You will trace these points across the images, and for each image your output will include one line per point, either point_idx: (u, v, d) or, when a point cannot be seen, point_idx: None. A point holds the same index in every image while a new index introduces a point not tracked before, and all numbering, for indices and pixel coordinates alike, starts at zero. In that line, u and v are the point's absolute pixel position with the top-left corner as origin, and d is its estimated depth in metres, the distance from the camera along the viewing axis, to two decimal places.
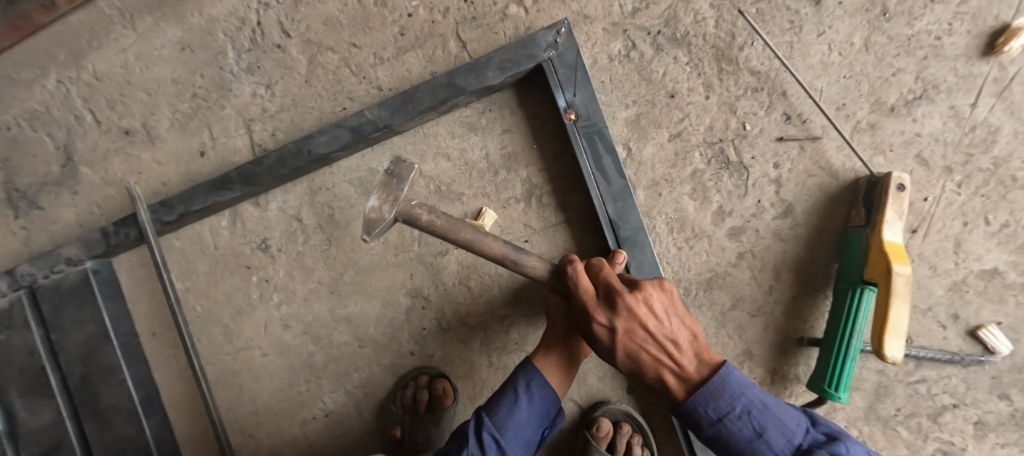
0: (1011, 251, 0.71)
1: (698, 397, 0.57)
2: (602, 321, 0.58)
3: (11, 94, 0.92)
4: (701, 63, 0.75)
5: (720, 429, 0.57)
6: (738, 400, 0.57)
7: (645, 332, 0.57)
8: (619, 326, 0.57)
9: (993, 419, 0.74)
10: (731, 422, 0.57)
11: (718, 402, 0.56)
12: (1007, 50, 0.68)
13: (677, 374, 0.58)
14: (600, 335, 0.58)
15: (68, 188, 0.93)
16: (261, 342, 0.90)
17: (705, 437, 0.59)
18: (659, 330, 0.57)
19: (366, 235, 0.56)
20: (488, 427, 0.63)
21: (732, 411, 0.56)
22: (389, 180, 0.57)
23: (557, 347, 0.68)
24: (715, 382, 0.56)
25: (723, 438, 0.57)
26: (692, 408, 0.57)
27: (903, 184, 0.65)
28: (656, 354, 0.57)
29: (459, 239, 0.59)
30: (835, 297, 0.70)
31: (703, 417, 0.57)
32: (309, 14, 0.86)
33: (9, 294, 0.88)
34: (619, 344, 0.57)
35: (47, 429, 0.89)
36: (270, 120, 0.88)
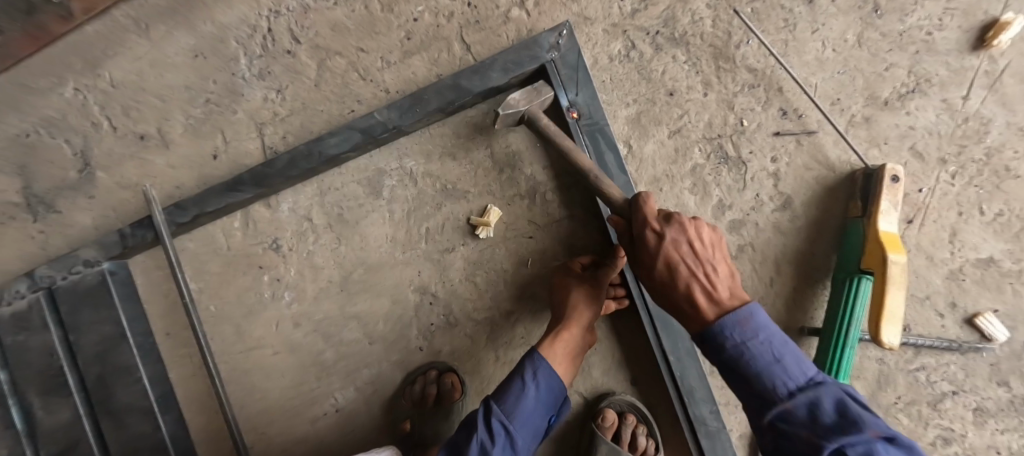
0: (1006, 240, 0.73)
1: (727, 320, 0.50)
2: (653, 226, 0.55)
3: (28, 102, 0.95)
4: (699, 61, 0.77)
5: (739, 350, 0.49)
6: (764, 330, 0.50)
7: (690, 249, 0.54)
8: (669, 235, 0.54)
9: (993, 405, 0.75)
10: (753, 347, 0.49)
11: (745, 328, 0.50)
12: (996, 44, 0.71)
13: (712, 303, 0.52)
14: (646, 242, 0.56)
15: (84, 193, 0.96)
16: (273, 340, 0.92)
17: (722, 369, 0.51)
18: (704, 256, 0.54)
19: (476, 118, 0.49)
20: (496, 413, 0.64)
21: (756, 338, 0.49)
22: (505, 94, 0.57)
23: (563, 335, 0.71)
24: (748, 311, 0.50)
25: (741, 363, 0.49)
26: (716, 330, 0.50)
27: (897, 175, 0.68)
28: (697, 275, 0.53)
29: None
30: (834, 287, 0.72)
31: (725, 341, 0.50)
32: (317, 20, 0.89)
33: (30, 296, 0.91)
34: (663, 251, 0.54)
35: (64, 428, 0.91)
36: (280, 124, 0.90)
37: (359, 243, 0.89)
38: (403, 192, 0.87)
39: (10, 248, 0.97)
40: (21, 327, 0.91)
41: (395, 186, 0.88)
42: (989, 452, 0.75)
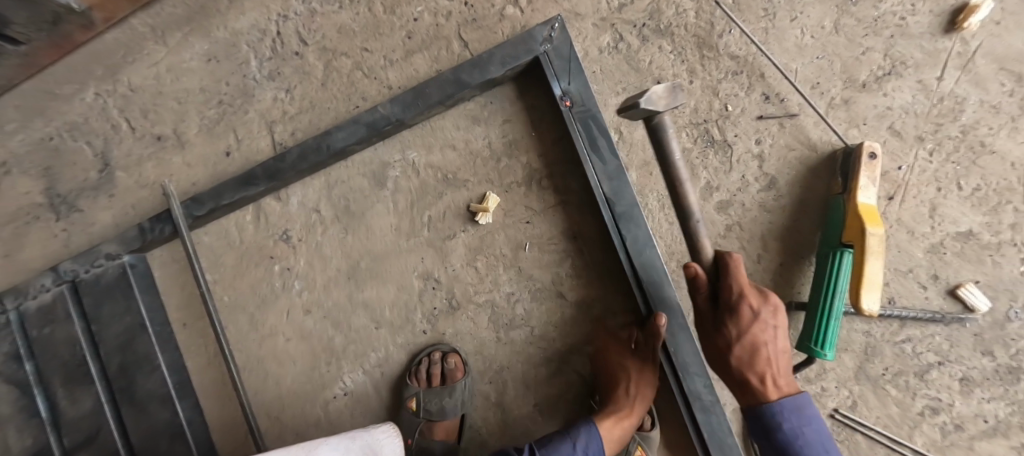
0: (984, 213, 0.76)
1: (787, 404, 0.63)
2: (753, 304, 0.63)
3: (53, 107, 1.01)
4: (684, 51, 0.81)
5: (791, 435, 0.63)
6: (811, 419, 0.64)
7: (772, 333, 0.64)
8: (759, 319, 0.63)
9: (978, 375, 0.77)
10: (806, 432, 0.63)
11: (798, 416, 0.63)
12: (967, 26, 0.74)
13: (775, 385, 0.65)
14: (737, 319, 0.64)
15: (105, 192, 1.01)
16: (285, 328, 0.96)
17: (773, 444, 0.64)
18: (779, 342, 0.65)
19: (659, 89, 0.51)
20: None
21: (807, 424, 0.63)
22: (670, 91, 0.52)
23: (620, 420, 0.79)
24: (801, 398, 0.64)
25: (791, 446, 0.63)
26: (778, 411, 0.63)
27: (874, 152, 0.72)
28: (771, 358, 0.64)
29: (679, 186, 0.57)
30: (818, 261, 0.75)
31: (780, 424, 0.63)
32: (324, 23, 0.94)
33: (54, 289, 0.96)
34: (755, 331, 0.63)
35: (87, 416, 0.95)
36: (290, 121, 0.95)
37: (366, 232, 0.93)
38: (406, 182, 0.92)
39: (35, 246, 1.02)
40: (48, 320, 0.96)
41: (399, 177, 0.92)
42: (976, 420, 0.77)
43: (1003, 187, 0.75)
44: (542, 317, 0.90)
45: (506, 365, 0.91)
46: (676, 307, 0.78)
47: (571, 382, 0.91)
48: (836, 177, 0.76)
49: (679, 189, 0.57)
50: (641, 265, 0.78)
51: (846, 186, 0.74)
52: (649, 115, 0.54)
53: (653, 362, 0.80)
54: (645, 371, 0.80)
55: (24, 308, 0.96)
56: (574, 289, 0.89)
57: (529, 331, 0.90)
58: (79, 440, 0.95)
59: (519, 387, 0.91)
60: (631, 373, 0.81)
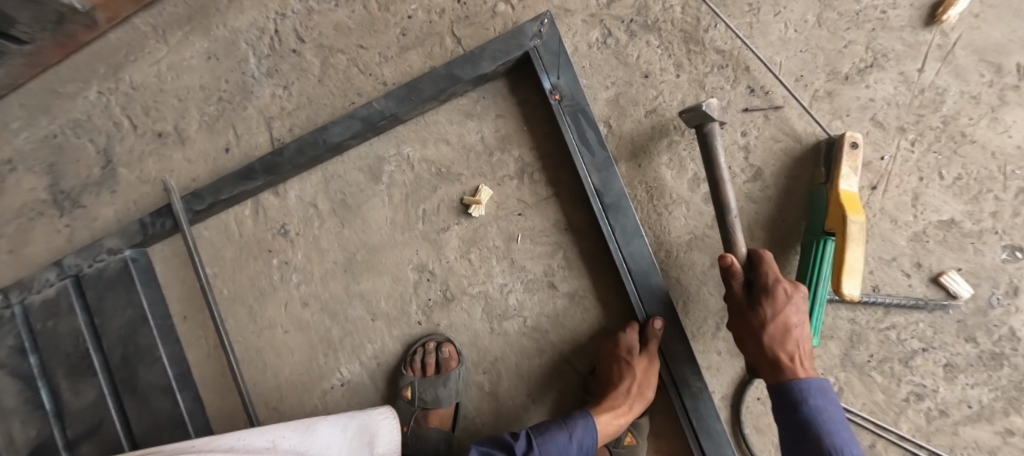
0: (966, 202, 0.77)
1: (813, 383, 0.67)
2: (787, 287, 0.68)
3: (57, 106, 1.04)
4: (671, 46, 0.83)
5: (816, 410, 0.65)
6: (831, 401, 0.67)
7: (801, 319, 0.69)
8: (791, 302, 0.68)
9: (962, 361, 0.79)
10: (827, 411, 0.66)
11: (822, 396, 0.67)
12: (946, 19, 0.76)
13: (803, 366, 0.68)
14: (772, 299, 0.68)
15: (108, 188, 1.04)
16: (283, 320, 0.98)
17: (797, 420, 0.66)
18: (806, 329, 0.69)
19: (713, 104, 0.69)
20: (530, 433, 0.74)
21: (828, 404, 0.66)
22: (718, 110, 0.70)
23: (615, 414, 0.78)
24: (822, 381, 0.68)
25: (817, 421, 0.65)
26: (806, 387, 0.66)
27: (856, 142, 0.74)
28: (801, 340, 0.68)
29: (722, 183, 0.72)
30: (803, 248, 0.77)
31: (806, 399, 0.66)
32: (320, 21, 0.96)
33: (58, 283, 0.98)
34: (789, 310, 0.67)
35: (89, 407, 0.97)
36: (288, 117, 0.98)
37: (362, 225, 0.95)
38: (401, 176, 0.94)
39: (40, 242, 1.05)
40: (52, 313, 0.98)
41: (394, 171, 0.94)
42: (961, 406, 0.79)
43: (984, 176, 0.77)
44: (535, 308, 0.91)
45: (499, 355, 0.93)
46: (664, 296, 0.81)
47: (563, 372, 0.92)
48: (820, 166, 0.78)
49: (721, 184, 0.71)
50: (628, 255, 0.80)
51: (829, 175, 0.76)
52: (702, 123, 0.71)
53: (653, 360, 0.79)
54: (644, 370, 0.79)
55: (28, 302, 0.98)
56: (566, 279, 0.91)
57: (521, 321, 0.92)
58: (82, 431, 0.97)
59: (512, 377, 0.93)
60: (631, 371, 0.78)
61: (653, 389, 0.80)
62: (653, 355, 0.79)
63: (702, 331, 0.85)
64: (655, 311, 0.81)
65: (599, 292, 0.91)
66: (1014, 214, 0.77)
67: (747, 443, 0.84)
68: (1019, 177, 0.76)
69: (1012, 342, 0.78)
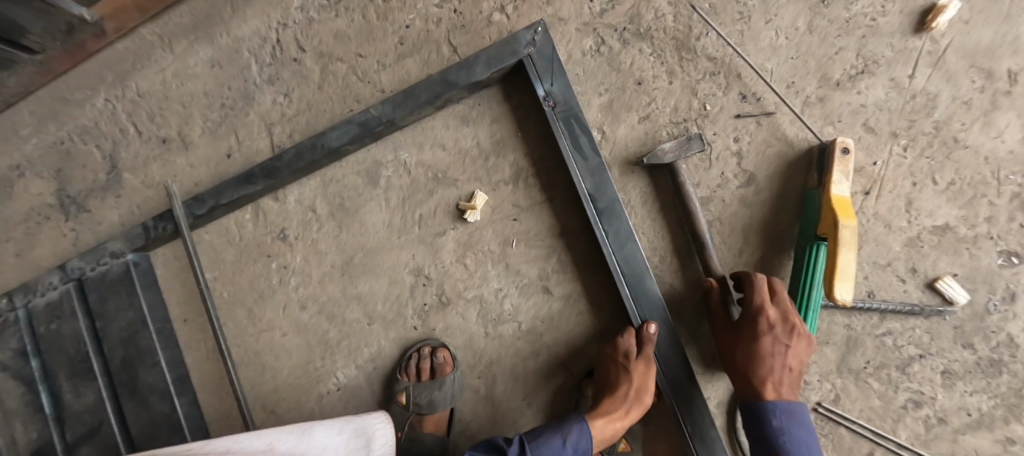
0: (960, 206, 0.77)
1: (780, 407, 0.70)
2: (771, 320, 0.71)
3: (65, 113, 1.06)
4: (664, 53, 0.84)
5: (778, 430, 0.69)
6: (800, 422, 0.70)
7: (786, 351, 0.71)
8: (773, 334, 0.71)
9: (961, 368, 0.78)
10: (792, 434, 0.69)
11: (790, 419, 0.70)
12: (936, 26, 0.76)
13: (776, 390, 0.71)
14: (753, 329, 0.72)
15: (113, 193, 1.06)
16: (280, 323, 0.99)
17: (759, 436, 0.71)
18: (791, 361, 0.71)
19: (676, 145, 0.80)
20: (523, 437, 0.73)
21: (794, 427, 0.69)
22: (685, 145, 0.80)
23: (611, 420, 0.76)
24: (797, 406, 0.71)
25: (776, 440, 0.69)
26: (769, 410, 0.70)
27: (847, 148, 0.74)
28: (777, 367, 0.71)
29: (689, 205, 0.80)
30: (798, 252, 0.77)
31: (769, 420, 0.70)
32: (320, 29, 0.98)
33: (61, 287, 1.00)
34: (765, 341, 0.71)
35: (90, 409, 0.98)
36: (288, 123, 1.00)
37: (359, 229, 0.97)
38: (398, 181, 0.95)
39: (47, 245, 1.07)
40: (54, 315, 1.00)
41: (391, 176, 0.95)
42: (960, 413, 0.78)
43: (977, 181, 0.77)
44: (529, 312, 0.91)
45: (494, 359, 0.93)
46: (657, 300, 0.80)
47: (558, 377, 0.92)
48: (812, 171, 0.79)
49: (690, 208, 0.80)
50: (622, 259, 0.80)
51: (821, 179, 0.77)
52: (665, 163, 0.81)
53: (652, 366, 0.78)
54: (639, 376, 0.77)
55: (32, 304, 1.00)
56: (561, 283, 0.91)
57: (517, 325, 0.92)
58: (82, 433, 0.98)
59: (507, 381, 0.93)
60: (628, 376, 0.77)
61: (651, 394, 0.78)
62: (650, 359, 0.78)
63: (696, 336, 0.85)
64: (650, 316, 0.80)
65: (593, 296, 0.91)
66: (1009, 219, 0.76)
67: (743, 449, 0.84)
68: (1013, 182, 0.76)
69: (1011, 348, 0.77)
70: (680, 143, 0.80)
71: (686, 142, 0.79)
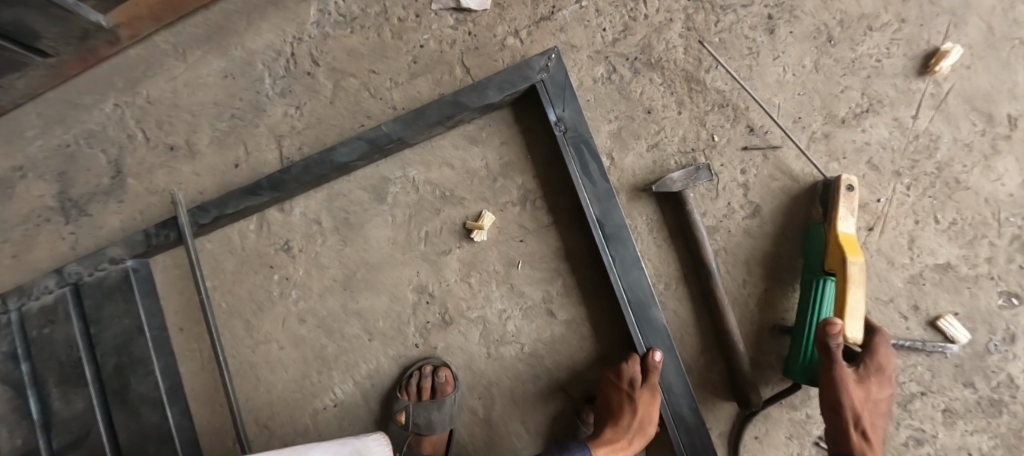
0: (961, 246, 0.78)
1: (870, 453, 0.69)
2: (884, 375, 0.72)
3: (73, 117, 1.07)
4: (673, 84, 0.86)
5: None
6: None
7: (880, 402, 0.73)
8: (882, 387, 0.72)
9: (961, 406, 0.78)
10: None
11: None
12: (939, 70, 0.78)
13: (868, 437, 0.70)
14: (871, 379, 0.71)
15: (116, 198, 1.06)
16: (278, 336, 0.98)
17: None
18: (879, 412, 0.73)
19: (683, 175, 0.81)
20: None
21: None
22: (693, 175, 0.80)
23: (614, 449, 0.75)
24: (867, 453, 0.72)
25: None
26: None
27: (852, 185, 0.75)
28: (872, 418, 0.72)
29: (694, 233, 0.82)
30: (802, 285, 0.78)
31: None
32: (334, 46, 0.99)
33: (57, 291, 0.99)
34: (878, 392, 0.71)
35: (79, 417, 0.97)
36: (298, 136, 1.00)
37: (363, 244, 0.96)
38: (405, 198, 0.95)
39: (44, 248, 1.06)
40: (48, 320, 0.98)
41: (398, 192, 0.95)
42: (961, 452, 0.77)
43: (978, 221, 0.78)
44: (532, 334, 0.91)
45: (494, 381, 0.92)
46: (661, 327, 0.80)
47: (559, 401, 0.91)
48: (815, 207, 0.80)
49: (697, 239, 0.81)
50: (628, 286, 0.80)
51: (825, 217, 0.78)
52: (672, 192, 0.82)
53: (657, 396, 0.77)
54: (643, 405, 0.77)
55: (26, 307, 0.99)
56: (564, 307, 0.90)
57: (519, 347, 0.91)
58: (69, 441, 0.96)
59: (507, 403, 0.92)
60: (631, 405, 0.77)
61: (654, 425, 0.77)
62: (654, 388, 0.77)
63: (699, 365, 0.85)
64: (655, 343, 0.79)
65: (597, 321, 0.90)
66: (1008, 260, 0.78)
67: None
68: (1012, 224, 0.78)
69: (1010, 388, 0.77)
70: (688, 172, 0.81)
71: (694, 172, 0.80)
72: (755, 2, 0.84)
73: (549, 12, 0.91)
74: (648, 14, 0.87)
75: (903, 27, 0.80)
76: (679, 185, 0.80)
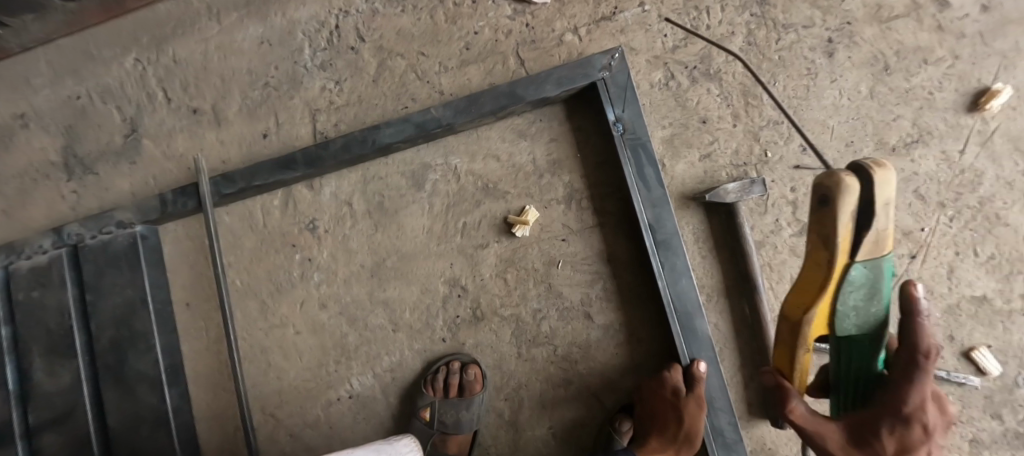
0: (997, 280, 0.80)
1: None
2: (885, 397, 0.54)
3: (88, 69, 1.00)
4: (730, 96, 0.86)
5: None
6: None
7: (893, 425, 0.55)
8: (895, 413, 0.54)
9: (987, 437, 0.79)
10: None
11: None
12: (989, 108, 0.80)
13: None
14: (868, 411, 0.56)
15: (128, 159, 0.99)
16: (296, 320, 0.93)
17: None
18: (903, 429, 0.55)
19: (736, 187, 0.80)
20: None
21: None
22: (746, 188, 0.80)
23: None
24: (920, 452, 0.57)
25: None
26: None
27: (825, 196, 0.47)
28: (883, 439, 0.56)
29: (744, 246, 0.82)
30: (876, 283, 0.52)
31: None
32: (383, 24, 0.96)
33: (52, 252, 0.91)
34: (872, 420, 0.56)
35: (66, 391, 0.89)
36: (335, 113, 0.95)
37: (396, 231, 0.92)
38: (445, 186, 0.92)
39: (41, 204, 0.99)
40: (39, 282, 0.90)
41: (438, 180, 0.92)
42: None
43: (1015, 257, 0.80)
44: (566, 337, 0.89)
45: (523, 383, 0.89)
46: (706, 338, 0.79)
47: (590, 408, 0.88)
48: (874, 202, 0.47)
49: (746, 253, 0.81)
50: (675, 294, 0.80)
51: (870, 216, 0.48)
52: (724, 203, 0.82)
53: (703, 406, 0.77)
54: (689, 416, 0.76)
55: (14, 267, 0.91)
56: (602, 312, 0.88)
57: (552, 349, 0.89)
58: (54, 416, 0.89)
59: (535, 407, 0.89)
60: (676, 414, 0.76)
61: (700, 436, 0.76)
62: (700, 398, 0.77)
63: (735, 379, 0.84)
64: (699, 354, 0.79)
65: (635, 329, 0.88)
66: None
67: None
68: None
69: None
70: (741, 184, 0.80)
71: (748, 185, 0.80)
72: (816, 24, 0.85)
73: (611, 12, 0.90)
74: (710, 25, 0.87)
75: (956, 63, 0.82)
76: (730, 199, 0.80)
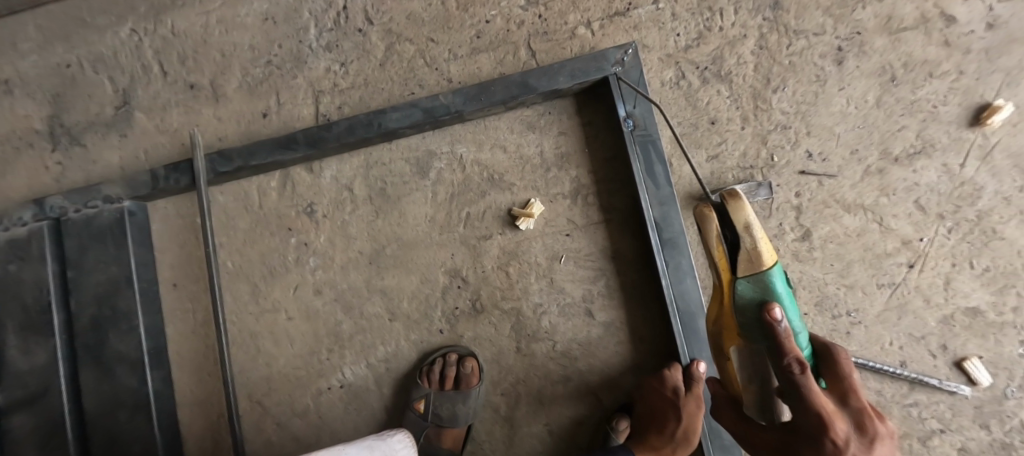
0: (992, 292, 0.82)
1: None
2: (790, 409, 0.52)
3: (79, 36, 0.96)
4: (740, 99, 0.86)
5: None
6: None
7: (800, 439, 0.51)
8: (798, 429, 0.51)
9: (976, 446, 0.81)
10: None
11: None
12: (990, 123, 0.82)
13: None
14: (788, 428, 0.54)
15: (118, 131, 0.95)
16: (288, 306, 0.91)
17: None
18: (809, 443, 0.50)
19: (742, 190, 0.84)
20: None
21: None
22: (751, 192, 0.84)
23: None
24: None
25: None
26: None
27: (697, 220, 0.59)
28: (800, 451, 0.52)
29: None
30: (769, 295, 0.54)
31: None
32: (394, 7, 0.93)
33: (32, 224, 0.87)
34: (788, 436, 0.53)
35: (41, 370, 0.85)
36: (339, 95, 0.93)
37: (398, 218, 0.90)
38: (449, 175, 0.90)
39: (22, 175, 0.94)
40: (18, 256, 0.86)
41: (443, 169, 0.90)
42: None
43: (1010, 271, 0.82)
44: (566, 333, 0.88)
45: (521, 378, 0.88)
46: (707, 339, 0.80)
47: (587, 407, 0.87)
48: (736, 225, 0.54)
49: None
50: (677, 294, 0.79)
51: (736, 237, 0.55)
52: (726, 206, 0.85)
53: (700, 405, 0.76)
54: (687, 414, 0.76)
55: None
56: (604, 309, 0.87)
57: (551, 345, 0.88)
58: (27, 396, 0.85)
59: (531, 404, 0.88)
60: (674, 412, 0.75)
61: (698, 434, 0.77)
62: (699, 398, 0.76)
63: None
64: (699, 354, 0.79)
65: (636, 328, 0.87)
66: None
67: None
68: None
69: None
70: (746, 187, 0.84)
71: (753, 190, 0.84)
72: (827, 32, 0.86)
73: (625, 8, 0.89)
74: (723, 27, 0.87)
75: (960, 78, 0.84)
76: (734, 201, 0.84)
